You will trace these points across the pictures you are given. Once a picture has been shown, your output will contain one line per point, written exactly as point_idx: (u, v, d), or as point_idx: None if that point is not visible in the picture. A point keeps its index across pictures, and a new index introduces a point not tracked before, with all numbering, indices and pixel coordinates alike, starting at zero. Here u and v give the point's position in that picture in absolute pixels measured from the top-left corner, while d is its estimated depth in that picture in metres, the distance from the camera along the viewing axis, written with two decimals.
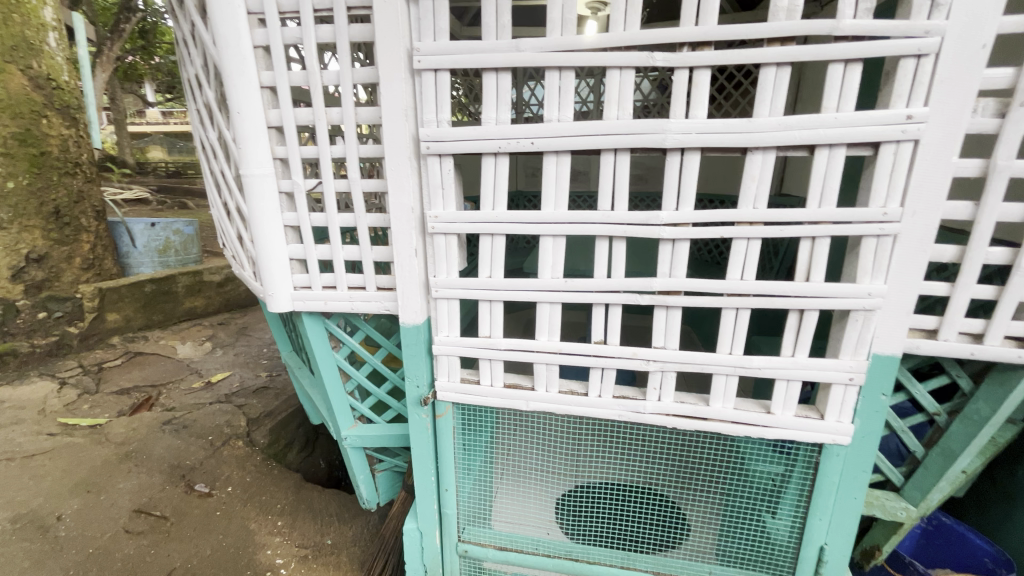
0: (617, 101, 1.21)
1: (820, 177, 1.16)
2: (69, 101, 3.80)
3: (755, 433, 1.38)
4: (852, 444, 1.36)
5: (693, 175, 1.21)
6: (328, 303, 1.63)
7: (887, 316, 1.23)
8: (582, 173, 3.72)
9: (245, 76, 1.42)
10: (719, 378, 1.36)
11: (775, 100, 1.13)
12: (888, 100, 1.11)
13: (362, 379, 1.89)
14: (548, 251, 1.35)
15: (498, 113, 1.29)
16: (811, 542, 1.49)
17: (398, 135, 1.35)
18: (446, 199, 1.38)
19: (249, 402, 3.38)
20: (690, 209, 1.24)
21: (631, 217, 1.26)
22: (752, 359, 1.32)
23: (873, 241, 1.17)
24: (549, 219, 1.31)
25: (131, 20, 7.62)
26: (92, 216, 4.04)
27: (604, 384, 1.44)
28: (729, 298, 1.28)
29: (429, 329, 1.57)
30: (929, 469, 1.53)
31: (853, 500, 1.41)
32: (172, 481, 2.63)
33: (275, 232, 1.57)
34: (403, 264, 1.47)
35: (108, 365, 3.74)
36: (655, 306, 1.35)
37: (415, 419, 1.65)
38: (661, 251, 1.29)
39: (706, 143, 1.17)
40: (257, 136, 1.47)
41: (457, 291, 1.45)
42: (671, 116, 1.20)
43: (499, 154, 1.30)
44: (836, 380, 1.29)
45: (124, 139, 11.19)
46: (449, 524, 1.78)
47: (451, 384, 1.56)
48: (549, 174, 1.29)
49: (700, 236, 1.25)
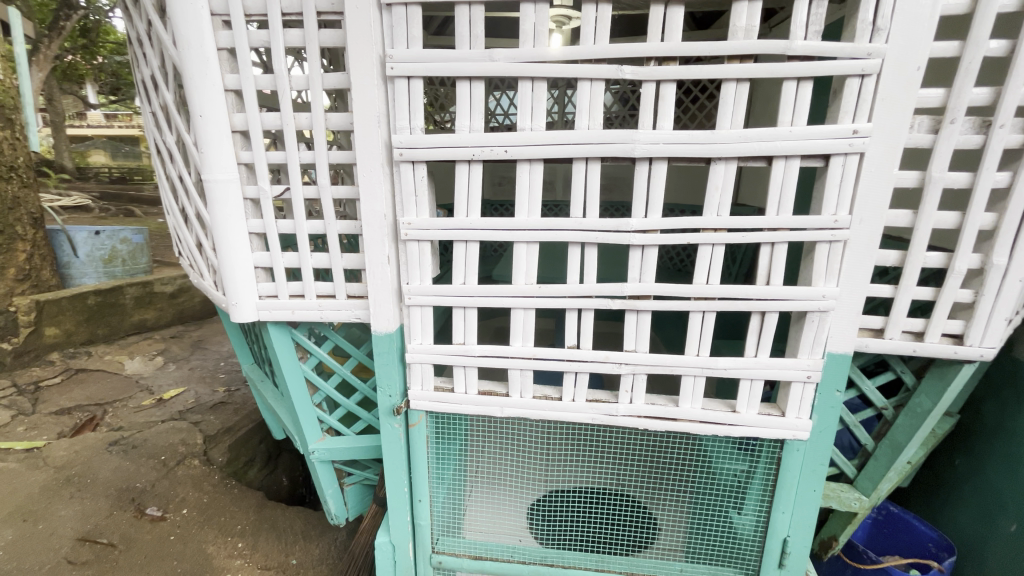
0: (588, 111, 1.25)
1: (777, 187, 1.24)
2: (4, 101, 3.55)
3: (722, 432, 1.44)
4: (812, 439, 1.42)
5: (660, 184, 1.26)
6: (296, 313, 1.59)
7: (839, 316, 1.31)
8: (549, 182, 3.80)
9: (207, 79, 1.38)
10: (687, 379, 1.41)
11: (735, 113, 1.19)
12: (836, 116, 1.19)
13: (331, 391, 1.84)
14: (521, 258, 1.37)
15: (472, 121, 1.30)
16: (775, 535, 1.53)
17: (371, 141, 1.34)
18: (420, 205, 1.37)
19: (206, 419, 3.22)
20: (658, 216, 1.29)
21: (602, 224, 1.30)
22: (718, 360, 1.37)
23: (825, 246, 1.25)
24: (523, 226, 1.33)
25: (72, 17, 7.21)
26: (28, 224, 3.76)
27: (578, 387, 1.46)
28: (696, 301, 1.33)
29: (402, 337, 1.54)
30: (879, 461, 1.63)
31: (812, 493, 1.48)
32: (120, 506, 2.46)
33: (239, 239, 1.52)
34: (375, 271, 1.45)
35: (46, 384, 3.46)
36: (626, 310, 1.39)
37: (387, 428, 1.61)
38: (631, 257, 1.33)
39: (672, 153, 1.22)
40: (219, 140, 1.43)
41: (430, 299, 1.44)
42: (639, 128, 1.24)
43: (473, 161, 1.31)
44: (795, 378, 1.36)
45: (63, 143, 10.59)
46: (423, 535, 1.75)
47: (425, 393, 1.53)
48: (522, 183, 1.31)
49: (667, 242, 1.30)
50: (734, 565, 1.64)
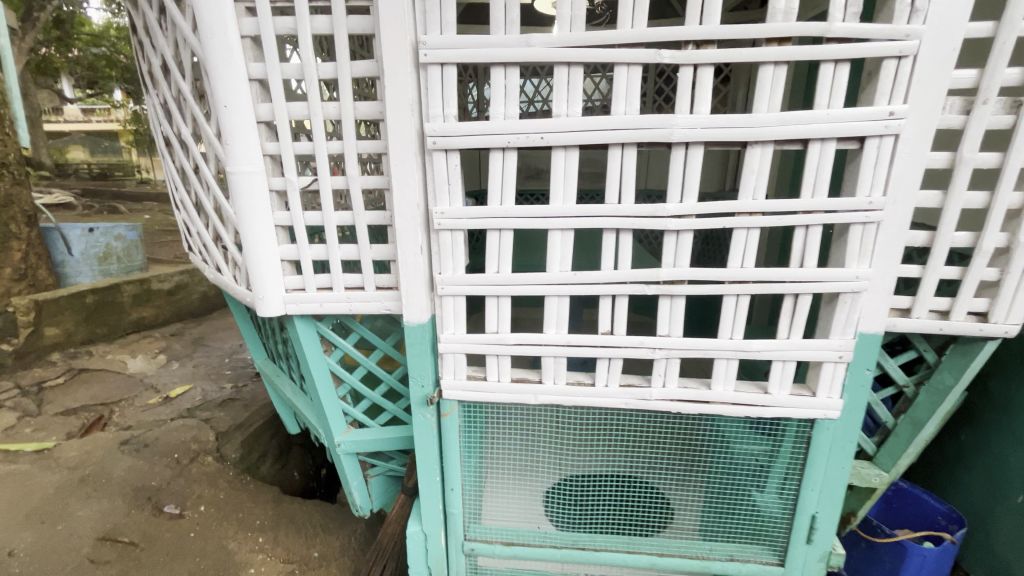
0: (625, 97, 1.24)
1: (812, 171, 1.25)
2: None
3: (754, 413, 1.46)
4: (841, 418, 1.45)
5: (697, 168, 1.26)
6: (324, 305, 1.59)
7: (871, 297, 1.33)
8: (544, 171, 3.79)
9: (232, 68, 1.35)
10: (720, 362, 1.43)
11: (772, 97, 1.20)
12: (872, 98, 1.20)
13: (357, 383, 1.84)
14: (555, 245, 1.37)
15: (506, 108, 1.29)
16: (803, 512, 1.57)
17: (403, 130, 1.33)
18: (452, 194, 1.36)
19: (216, 415, 3.19)
20: (693, 201, 1.29)
21: (637, 210, 1.31)
22: (752, 343, 1.39)
23: (859, 228, 1.26)
24: (558, 213, 1.33)
25: (47, 9, 6.96)
26: (22, 222, 3.67)
27: (611, 373, 1.47)
28: (730, 285, 1.34)
29: (434, 328, 1.54)
30: (900, 437, 1.67)
31: (840, 470, 1.51)
32: (138, 504, 2.44)
33: (266, 232, 1.50)
34: (407, 261, 1.45)
35: (49, 384, 3.40)
36: (660, 296, 1.40)
37: (419, 419, 1.61)
38: (666, 242, 1.34)
39: (710, 137, 1.23)
40: (244, 131, 1.41)
41: (463, 288, 1.44)
42: (676, 112, 1.24)
43: (508, 149, 1.31)
44: (827, 359, 1.38)
45: (42, 140, 10.28)
46: (454, 523, 1.76)
47: (457, 382, 1.53)
48: (557, 169, 1.31)
49: (703, 227, 1.30)
50: (761, 541, 1.68)
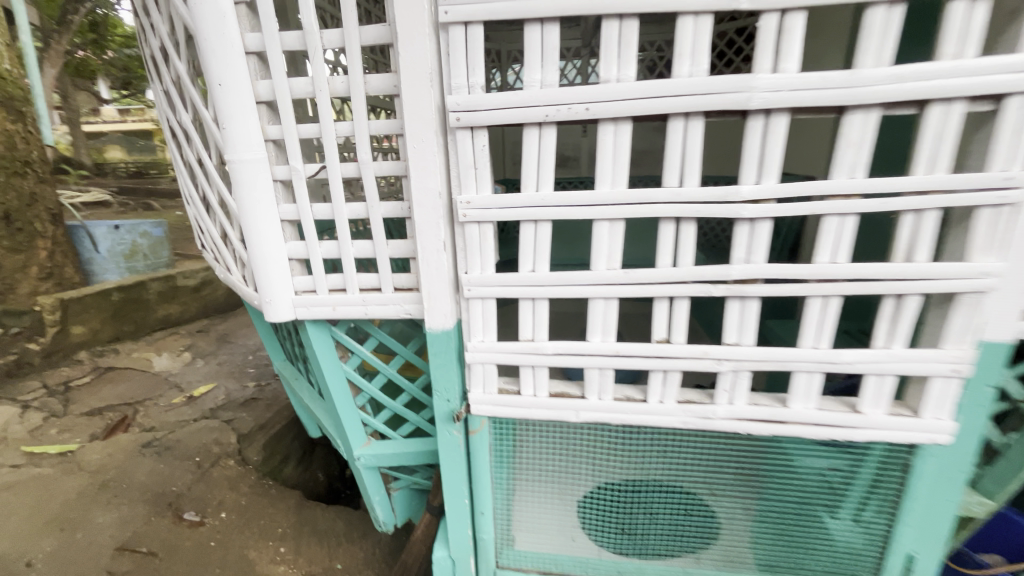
0: (690, 55, 1.01)
1: (929, 140, 0.99)
2: (13, 92, 3.38)
3: (841, 436, 1.22)
4: (951, 444, 1.20)
5: (779, 141, 1.03)
6: (338, 309, 1.42)
7: (1000, 297, 1.07)
8: (572, 158, 3.54)
9: (226, 39, 1.18)
10: (800, 376, 1.19)
11: (882, 47, 0.95)
12: (1015, 44, 0.94)
13: (376, 392, 1.68)
14: (602, 239, 1.16)
15: (544, 74, 1.08)
16: (898, 551, 1.33)
17: (421, 104, 1.13)
18: (480, 180, 1.17)
19: (238, 416, 3.11)
20: (773, 182, 1.06)
21: (704, 194, 1.08)
22: (842, 353, 1.15)
23: (989, 212, 1.01)
24: (606, 200, 1.11)
25: (79, 10, 7.06)
26: (47, 220, 3.64)
27: (666, 387, 1.26)
28: (817, 284, 1.10)
29: (460, 334, 1.35)
30: (1012, 462, 1.41)
31: (947, 504, 1.26)
32: (158, 511, 2.36)
33: (272, 228, 1.34)
34: (429, 260, 1.25)
35: (76, 384, 3.38)
36: (728, 297, 1.17)
37: (445, 436, 1.43)
38: (737, 233, 1.11)
39: (798, 102, 0.99)
40: (243, 113, 1.24)
41: (494, 290, 1.24)
42: (755, 72, 1.00)
43: (545, 124, 1.10)
44: (937, 374, 1.13)
45: (80, 140, 10.54)
46: (485, 548, 1.59)
47: (487, 396, 1.34)
48: (605, 148, 1.09)
49: (784, 214, 1.07)
50: None
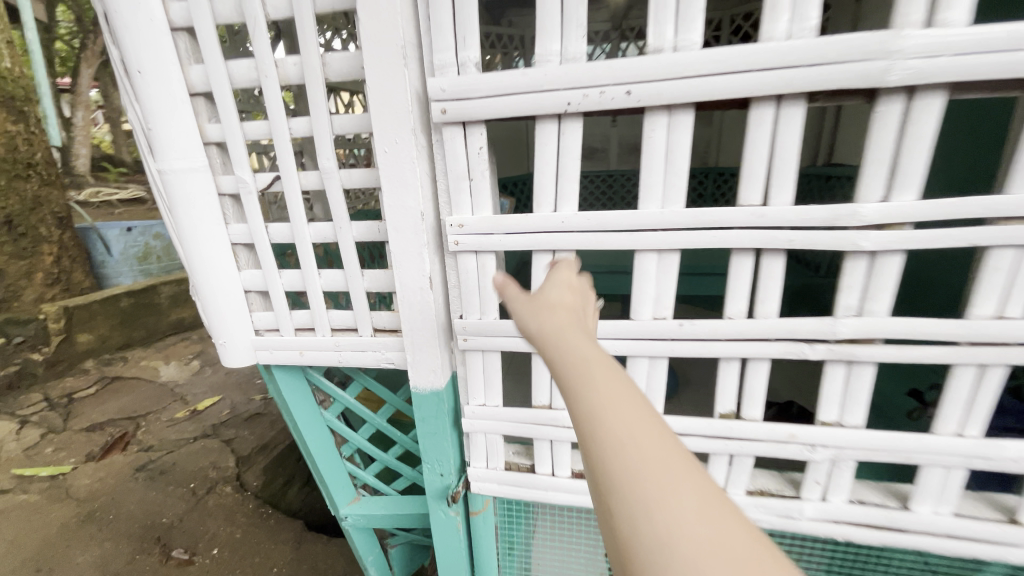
0: (791, 5, 0.66)
1: None
2: (14, 91, 3.23)
3: (990, 553, 0.86)
4: None
5: (925, 136, 0.68)
6: (306, 354, 1.13)
7: None
8: (599, 150, 3.28)
9: (141, 12, 0.89)
10: (930, 473, 0.84)
11: None
12: None
13: (364, 444, 1.39)
14: (647, 277, 0.85)
15: (565, 43, 0.75)
16: None
17: (393, 92, 0.81)
18: (476, 195, 0.86)
19: (240, 434, 2.91)
20: (911, 197, 0.71)
21: (803, 216, 0.73)
22: (1003, 448, 0.79)
23: None
24: (652, 226, 0.80)
25: None
26: (53, 225, 3.52)
27: (734, 472, 0.93)
28: (971, 349, 0.75)
29: (455, 390, 1.05)
30: None
31: None
32: (144, 548, 2.17)
33: (220, 254, 1.06)
34: (411, 301, 0.94)
35: (80, 396, 3.25)
36: (828, 361, 0.82)
37: (439, 517, 1.14)
38: (847, 271, 0.77)
39: (967, 73, 0.63)
40: (171, 109, 0.95)
41: (498, 341, 0.93)
42: (894, 27, 0.65)
43: (567, 116, 0.78)
44: None
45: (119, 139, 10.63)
46: None
47: (492, 474, 1.05)
48: (654, 147, 0.77)
49: (928, 245, 0.71)
50: None
